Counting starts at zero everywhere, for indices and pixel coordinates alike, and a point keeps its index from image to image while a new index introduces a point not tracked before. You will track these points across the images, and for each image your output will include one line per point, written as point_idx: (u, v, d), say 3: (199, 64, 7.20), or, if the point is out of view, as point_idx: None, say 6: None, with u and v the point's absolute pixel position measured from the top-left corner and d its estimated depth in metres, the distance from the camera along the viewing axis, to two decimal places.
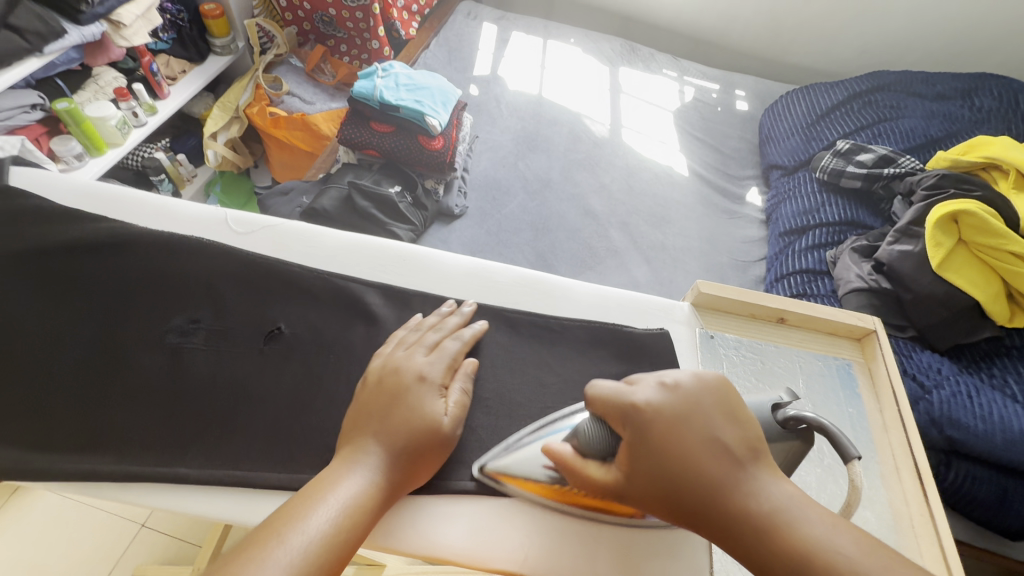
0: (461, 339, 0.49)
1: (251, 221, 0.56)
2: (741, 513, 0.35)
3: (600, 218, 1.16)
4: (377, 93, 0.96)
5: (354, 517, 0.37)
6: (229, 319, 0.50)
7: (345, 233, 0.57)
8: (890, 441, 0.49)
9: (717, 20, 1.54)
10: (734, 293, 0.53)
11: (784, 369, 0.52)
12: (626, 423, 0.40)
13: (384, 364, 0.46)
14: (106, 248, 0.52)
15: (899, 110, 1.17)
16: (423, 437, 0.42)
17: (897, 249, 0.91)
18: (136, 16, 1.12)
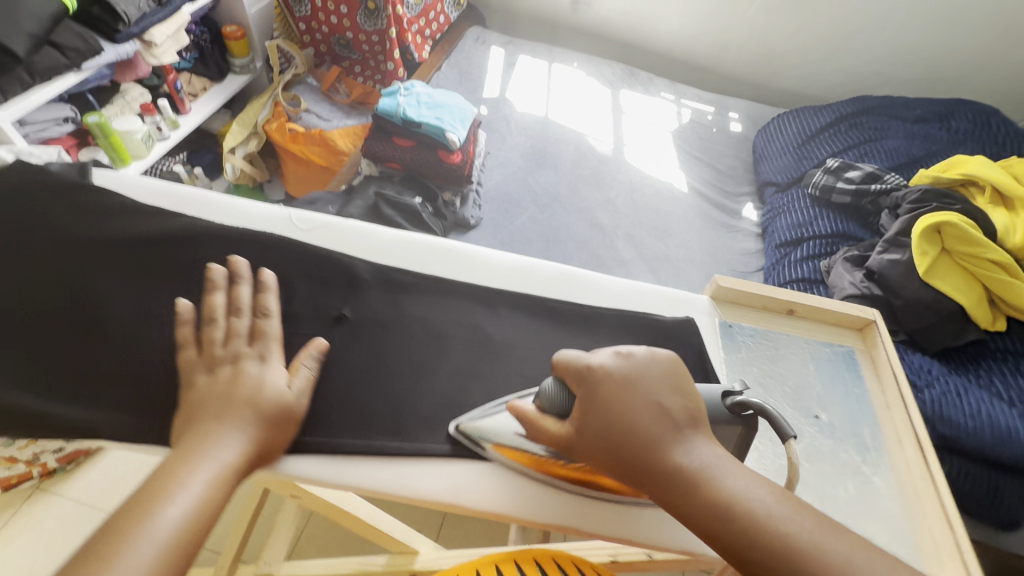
0: (269, 313, 0.49)
1: (312, 217, 0.57)
2: (677, 471, 0.39)
3: (607, 230, 1.22)
4: (401, 110, 1.02)
5: (210, 497, 0.38)
6: (301, 304, 0.52)
7: (398, 229, 0.58)
8: (892, 417, 0.54)
9: (710, 48, 1.64)
10: (751, 287, 0.57)
11: (795, 356, 0.57)
12: (580, 386, 0.44)
13: (208, 363, 0.45)
14: (185, 235, 0.53)
15: (882, 132, 1.26)
16: (271, 414, 0.43)
17: (886, 257, 0.97)
18: (167, 36, 1.17)
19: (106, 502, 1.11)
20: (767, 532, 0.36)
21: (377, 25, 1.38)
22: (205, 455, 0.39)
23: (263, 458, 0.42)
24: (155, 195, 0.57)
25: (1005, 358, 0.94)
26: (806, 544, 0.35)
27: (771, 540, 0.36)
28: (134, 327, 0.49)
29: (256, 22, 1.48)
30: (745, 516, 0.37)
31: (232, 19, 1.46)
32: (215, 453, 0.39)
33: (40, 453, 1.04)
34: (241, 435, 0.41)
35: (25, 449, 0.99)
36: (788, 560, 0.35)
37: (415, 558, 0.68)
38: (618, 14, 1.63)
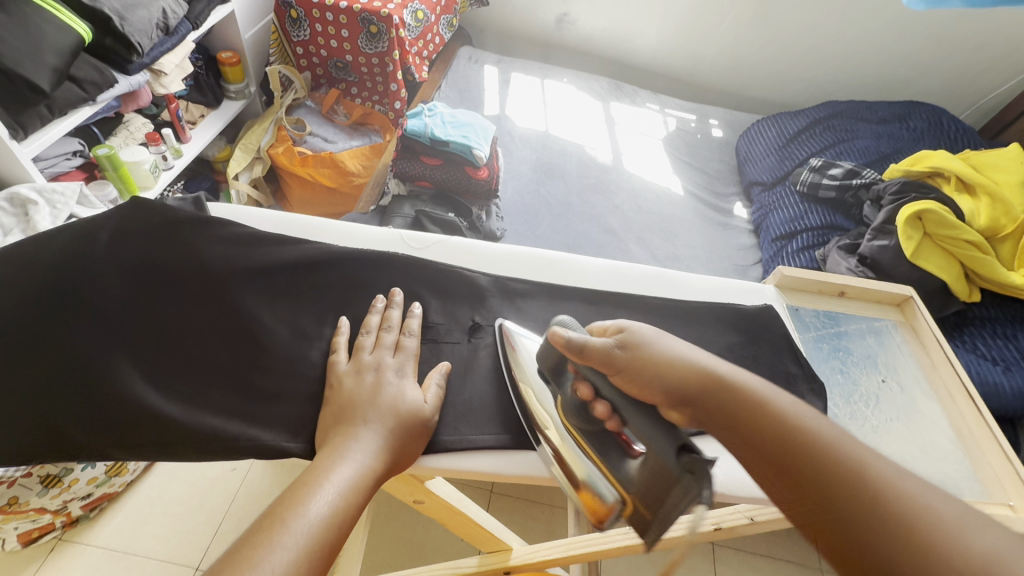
0: (412, 332, 0.54)
1: (423, 237, 0.64)
2: (742, 400, 0.38)
3: (619, 234, 1.29)
4: (429, 130, 1.06)
5: (355, 494, 0.39)
6: (435, 318, 0.58)
7: (498, 244, 0.66)
8: (940, 376, 0.64)
9: (687, 61, 1.77)
10: (810, 274, 0.67)
11: (855, 331, 0.67)
12: (645, 345, 0.45)
13: (356, 368, 0.50)
14: (322, 263, 0.58)
15: (852, 132, 1.41)
16: (408, 420, 0.46)
17: (877, 244, 1.09)
18: (175, 66, 1.18)
19: (139, 547, 1.06)
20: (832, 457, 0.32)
21: (378, 48, 1.40)
22: (340, 457, 0.41)
23: (399, 464, 0.45)
24: (280, 224, 0.62)
25: (984, 325, 1.06)
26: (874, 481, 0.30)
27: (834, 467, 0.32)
28: (290, 343, 0.53)
29: (251, 48, 1.48)
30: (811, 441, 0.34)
31: (226, 44, 1.44)
32: (352, 457, 0.41)
33: (69, 502, 0.99)
34: (379, 443, 0.43)
35: (56, 497, 0.94)
36: (840, 489, 0.31)
37: (510, 554, 0.73)
38: (600, 31, 1.73)
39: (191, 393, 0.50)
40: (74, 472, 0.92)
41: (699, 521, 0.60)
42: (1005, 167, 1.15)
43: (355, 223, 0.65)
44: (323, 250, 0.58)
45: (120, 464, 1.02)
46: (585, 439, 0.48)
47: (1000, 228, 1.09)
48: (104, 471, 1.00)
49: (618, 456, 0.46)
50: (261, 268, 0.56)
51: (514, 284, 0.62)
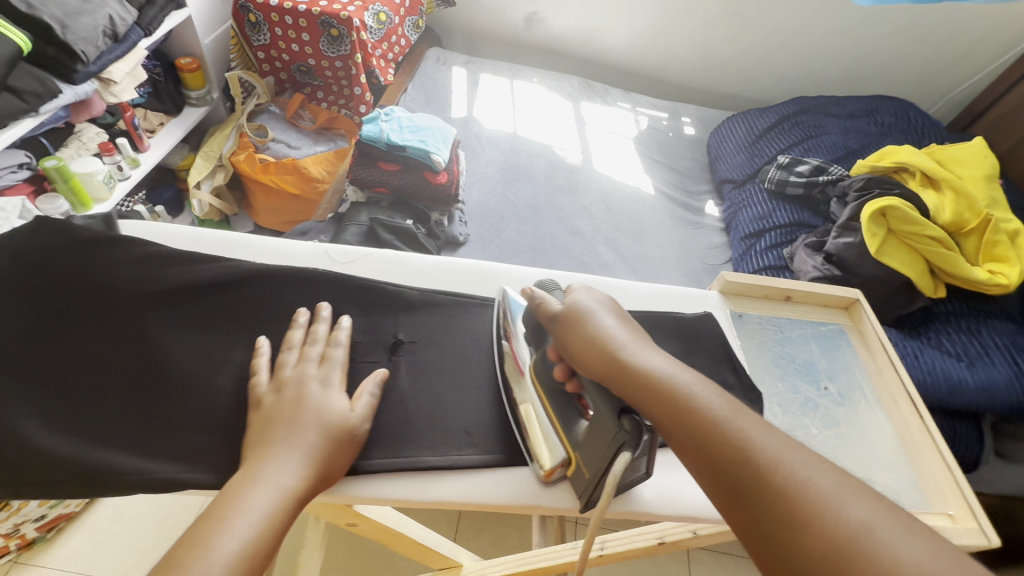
0: (340, 343, 0.55)
1: (350, 252, 0.65)
2: (650, 383, 0.45)
3: (587, 236, 1.28)
4: (385, 135, 1.04)
5: (269, 516, 0.41)
6: (357, 335, 0.58)
7: (431, 258, 0.67)
8: (885, 381, 0.63)
9: (658, 58, 1.75)
10: (753, 279, 0.66)
11: (798, 337, 0.66)
12: (581, 319, 0.53)
13: (278, 384, 0.50)
14: (237, 282, 0.57)
15: (821, 128, 1.40)
16: (336, 435, 0.48)
17: (842, 241, 1.09)
18: (125, 74, 1.14)
19: (97, 568, 1.04)
20: (728, 439, 0.40)
21: (340, 51, 1.37)
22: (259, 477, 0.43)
23: (327, 473, 0.47)
24: (183, 237, 0.61)
25: (949, 320, 1.05)
26: (769, 465, 0.38)
27: (735, 450, 0.39)
28: (198, 369, 0.52)
29: (211, 54, 1.45)
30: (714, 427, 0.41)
31: (185, 51, 1.42)
32: (272, 480, 0.43)
33: (20, 525, 0.96)
34: (298, 461, 0.45)
35: (5, 520, 0.92)
36: (742, 470, 0.39)
37: (460, 571, 0.71)
38: (569, 30, 1.72)
39: (93, 428, 0.49)
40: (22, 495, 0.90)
41: (644, 535, 0.61)
42: (971, 161, 1.15)
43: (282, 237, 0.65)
44: (236, 267, 0.58)
45: None
46: (549, 397, 0.54)
47: (965, 222, 1.08)
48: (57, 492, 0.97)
49: (574, 416, 0.53)
50: (171, 290, 0.56)
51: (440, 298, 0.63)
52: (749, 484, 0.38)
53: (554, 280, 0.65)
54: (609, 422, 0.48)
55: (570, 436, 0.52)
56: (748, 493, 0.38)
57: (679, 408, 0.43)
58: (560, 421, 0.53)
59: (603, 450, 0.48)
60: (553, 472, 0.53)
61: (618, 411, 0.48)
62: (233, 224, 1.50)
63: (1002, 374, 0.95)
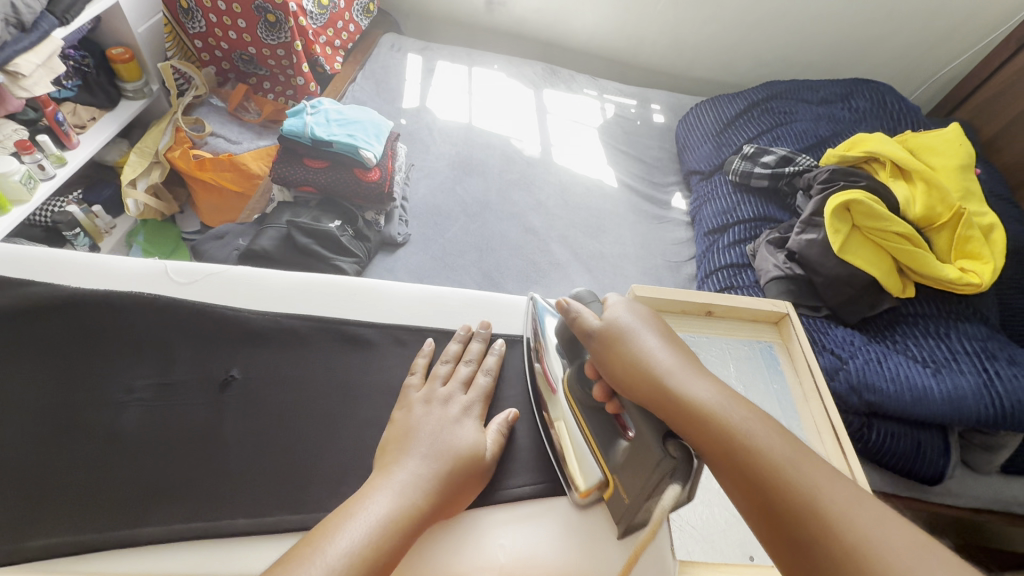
0: (489, 371, 0.64)
1: (191, 270, 0.68)
2: (696, 414, 0.45)
3: (540, 234, 1.21)
4: (308, 130, 0.96)
5: (387, 544, 0.43)
6: (177, 373, 0.61)
7: (286, 274, 0.70)
8: (810, 409, 0.61)
9: (627, 42, 1.66)
10: (667, 294, 0.65)
11: (718, 355, 0.65)
12: (622, 338, 0.53)
13: (427, 396, 0.59)
14: (43, 311, 0.62)
15: (791, 115, 1.32)
16: (470, 459, 0.54)
17: (805, 238, 1.01)
18: (37, 66, 1.06)
19: None
20: (782, 478, 0.39)
21: (280, 38, 1.29)
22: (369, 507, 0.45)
23: (445, 504, 0.50)
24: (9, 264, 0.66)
25: (917, 323, 0.99)
26: (827, 506, 0.37)
27: (790, 490, 0.39)
28: None
29: (146, 43, 1.36)
30: (769, 464, 0.40)
31: (117, 40, 1.33)
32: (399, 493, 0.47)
33: None
34: (427, 480, 0.49)
35: None
36: (797, 512, 0.38)
37: None
38: (532, 12, 1.62)
39: None
40: None
41: None
42: (944, 149, 1.08)
43: (116, 256, 0.69)
44: (61, 293, 0.63)
45: None
46: (585, 414, 0.58)
47: (936, 217, 1.01)
48: None
49: (612, 437, 0.55)
50: None
51: (289, 322, 0.65)
52: (802, 527, 0.37)
53: (590, 291, 0.64)
54: (654, 447, 0.47)
55: (609, 458, 0.54)
56: (803, 537, 0.37)
57: (730, 442, 0.42)
58: (598, 442, 0.56)
59: (647, 474, 0.48)
60: (589, 493, 0.57)
61: (663, 435, 0.47)
62: (178, 223, 1.43)
63: (969, 383, 0.89)
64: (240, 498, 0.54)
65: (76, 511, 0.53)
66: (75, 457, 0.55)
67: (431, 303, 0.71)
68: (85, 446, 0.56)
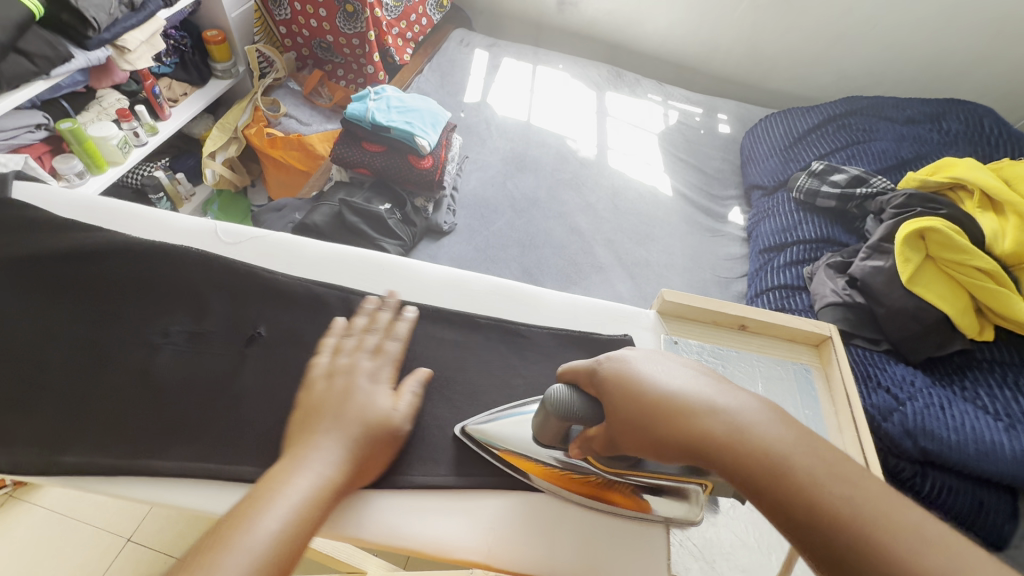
0: (396, 337, 0.62)
1: (238, 233, 0.73)
2: (744, 457, 0.38)
3: (585, 235, 1.19)
4: (369, 115, 1.00)
5: (302, 522, 0.43)
6: (206, 324, 0.65)
7: (326, 245, 0.73)
8: (845, 440, 0.57)
9: (700, 48, 1.61)
10: (698, 300, 0.64)
11: (746, 371, 0.62)
12: (631, 379, 0.46)
13: (329, 371, 0.56)
14: (108, 255, 0.69)
15: (871, 133, 1.22)
16: (376, 426, 0.52)
17: (869, 265, 0.95)
18: (142, 42, 1.17)
19: (81, 512, 1.11)
20: (860, 518, 0.34)
21: (356, 28, 1.36)
22: (281, 496, 0.44)
23: (358, 473, 0.50)
24: (88, 214, 0.74)
25: (992, 370, 0.90)
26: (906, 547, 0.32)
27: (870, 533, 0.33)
28: (46, 344, 0.64)
29: (238, 27, 1.47)
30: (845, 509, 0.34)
31: (213, 23, 1.44)
32: (316, 463, 0.47)
33: None
34: (339, 449, 0.49)
35: None
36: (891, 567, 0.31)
37: None
38: (605, 13, 1.61)
39: None
40: None
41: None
42: None
43: (178, 214, 0.75)
44: (130, 242, 0.70)
45: None
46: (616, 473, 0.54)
47: None
48: None
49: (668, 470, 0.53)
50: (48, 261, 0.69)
51: (326, 294, 0.68)
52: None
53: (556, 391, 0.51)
54: None
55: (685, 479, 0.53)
56: None
57: (773, 471, 0.37)
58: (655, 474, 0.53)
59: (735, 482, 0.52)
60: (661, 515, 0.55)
61: None
62: (249, 197, 1.53)
63: None
64: (252, 448, 0.57)
65: (101, 441, 0.58)
66: (107, 388, 0.61)
67: (454, 286, 0.70)
68: (127, 378, 0.62)
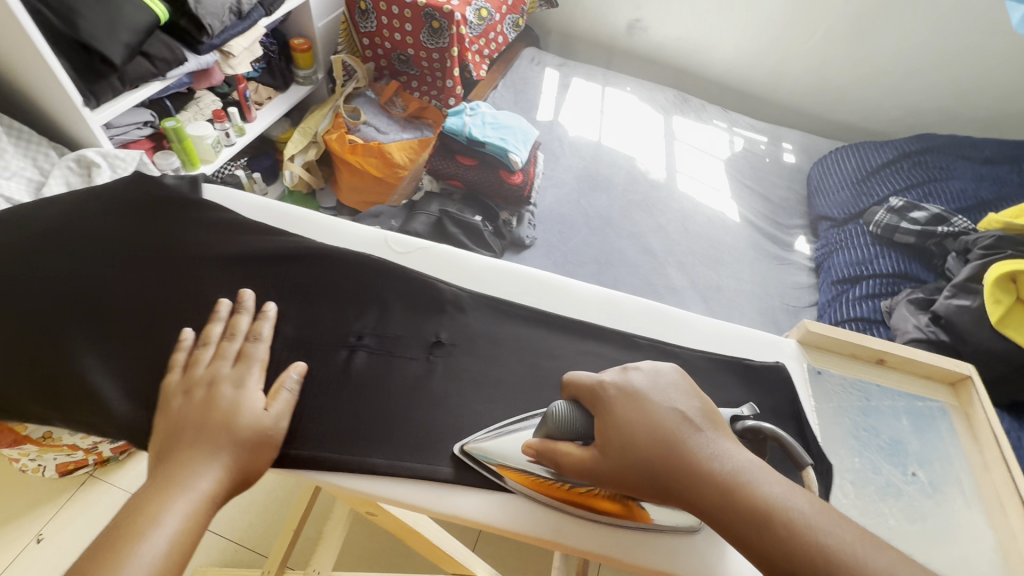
0: (261, 337, 0.52)
1: (408, 242, 0.64)
2: (733, 503, 0.37)
3: (658, 256, 1.22)
4: (466, 129, 1.04)
5: (175, 546, 0.37)
6: (393, 326, 0.57)
7: (486, 257, 0.65)
8: (992, 480, 0.54)
9: (766, 77, 1.64)
10: (841, 333, 0.59)
11: (888, 408, 0.58)
12: (639, 402, 0.43)
13: (187, 385, 0.47)
14: (280, 258, 0.59)
15: (947, 171, 1.24)
16: (249, 435, 0.44)
17: (955, 303, 0.95)
18: (243, 48, 1.23)
19: None
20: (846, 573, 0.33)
21: (439, 44, 1.40)
22: (151, 524, 0.37)
23: (245, 484, 0.43)
24: (263, 212, 0.65)
25: None
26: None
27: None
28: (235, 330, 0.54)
29: (322, 37, 1.53)
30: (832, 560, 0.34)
31: (299, 32, 1.50)
32: (192, 484, 0.40)
33: (99, 444, 1.06)
34: (217, 466, 0.41)
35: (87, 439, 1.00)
36: None
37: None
38: (672, 40, 1.67)
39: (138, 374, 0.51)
40: None
41: None
42: None
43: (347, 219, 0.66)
44: None
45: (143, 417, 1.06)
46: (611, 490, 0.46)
47: None
48: None
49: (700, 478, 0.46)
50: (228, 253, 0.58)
51: None
52: None
53: (560, 412, 0.46)
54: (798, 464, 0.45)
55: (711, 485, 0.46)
56: None
57: (746, 510, 0.37)
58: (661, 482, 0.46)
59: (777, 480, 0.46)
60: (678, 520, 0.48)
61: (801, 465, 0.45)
62: (318, 199, 1.57)
63: None
64: None
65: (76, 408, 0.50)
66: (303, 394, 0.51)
67: (603, 303, 0.61)
68: (320, 381, 0.52)
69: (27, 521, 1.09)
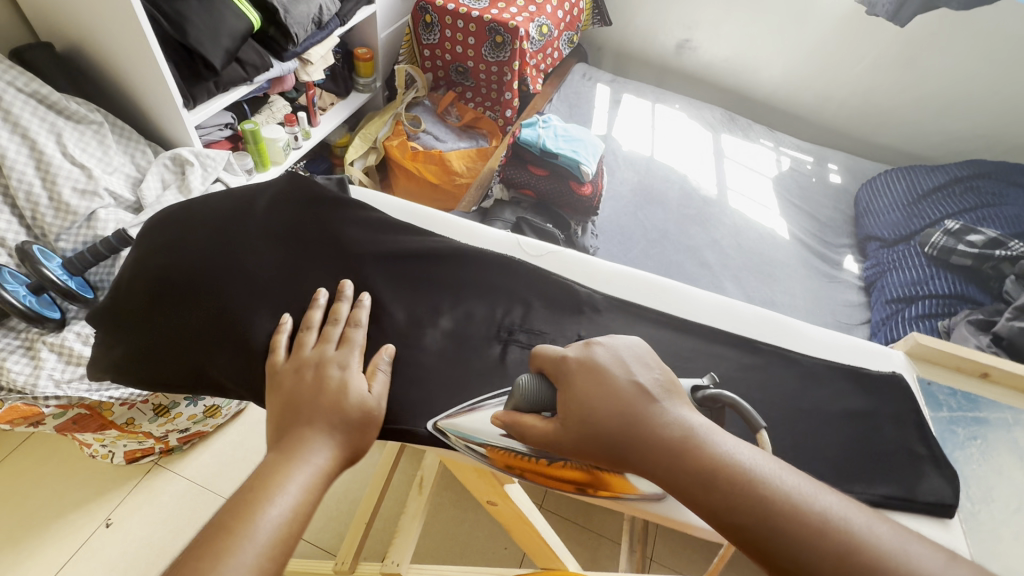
0: (359, 324, 0.54)
1: (540, 246, 0.66)
2: (691, 466, 0.38)
3: (714, 269, 1.24)
4: (541, 141, 1.08)
5: (296, 514, 0.39)
6: (538, 323, 0.59)
7: (613, 263, 0.65)
8: None
9: (812, 99, 1.68)
10: (944, 346, 0.62)
11: (998, 420, 0.60)
12: (593, 376, 0.44)
13: (296, 364, 0.50)
14: (425, 257, 0.61)
15: (1000, 197, 1.27)
16: (355, 413, 0.46)
17: (1018, 325, 0.96)
18: (320, 57, 1.29)
19: (218, 486, 1.17)
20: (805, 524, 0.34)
21: (499, 57, 1.45)
22: (276, 490, 0.40)
23: (353, 460, 0.45)
24: (400, 210, 0.67)
25: None
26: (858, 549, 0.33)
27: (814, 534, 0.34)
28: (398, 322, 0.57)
29: (383, 47, 1.59)
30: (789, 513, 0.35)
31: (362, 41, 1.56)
32: (309, 456, 0.42)
33: (170, 433, 1.08)
34: (329, 441, 0.44)
35: (162, 426, 1.02)
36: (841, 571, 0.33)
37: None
38: (720, 60, 1.72)
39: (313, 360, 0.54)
40: (179, 407, 0.99)
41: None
42: None
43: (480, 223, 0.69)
44: None
45: (214, 408, 1.09)
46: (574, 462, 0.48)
47: None
48: (202, 411, 1.06)
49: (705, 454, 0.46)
50: (381, 251, 0.61)
51: None
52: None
53: (529, 386, 0.47)
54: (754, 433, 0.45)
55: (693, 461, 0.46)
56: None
57: (705, 473, 0.37)
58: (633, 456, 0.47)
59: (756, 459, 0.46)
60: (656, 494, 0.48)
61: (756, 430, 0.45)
62: None
63: None
64: None
65: (241, 386, 0.54)
66: (462, 387, 0.54)
67: (725, 311, 0.62)
68: (476, 374, 0.55)
69: (97, 505, 1.11)
